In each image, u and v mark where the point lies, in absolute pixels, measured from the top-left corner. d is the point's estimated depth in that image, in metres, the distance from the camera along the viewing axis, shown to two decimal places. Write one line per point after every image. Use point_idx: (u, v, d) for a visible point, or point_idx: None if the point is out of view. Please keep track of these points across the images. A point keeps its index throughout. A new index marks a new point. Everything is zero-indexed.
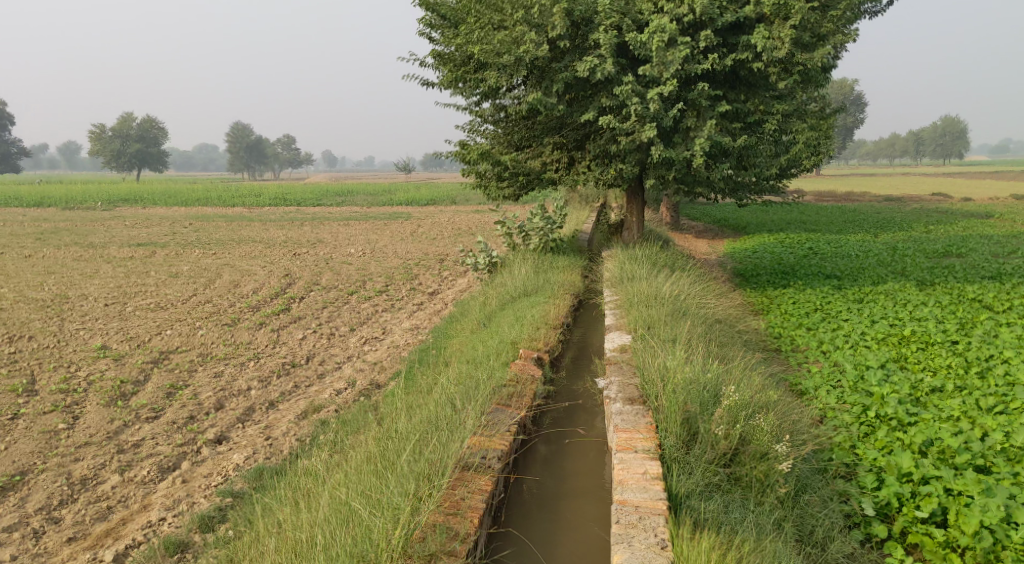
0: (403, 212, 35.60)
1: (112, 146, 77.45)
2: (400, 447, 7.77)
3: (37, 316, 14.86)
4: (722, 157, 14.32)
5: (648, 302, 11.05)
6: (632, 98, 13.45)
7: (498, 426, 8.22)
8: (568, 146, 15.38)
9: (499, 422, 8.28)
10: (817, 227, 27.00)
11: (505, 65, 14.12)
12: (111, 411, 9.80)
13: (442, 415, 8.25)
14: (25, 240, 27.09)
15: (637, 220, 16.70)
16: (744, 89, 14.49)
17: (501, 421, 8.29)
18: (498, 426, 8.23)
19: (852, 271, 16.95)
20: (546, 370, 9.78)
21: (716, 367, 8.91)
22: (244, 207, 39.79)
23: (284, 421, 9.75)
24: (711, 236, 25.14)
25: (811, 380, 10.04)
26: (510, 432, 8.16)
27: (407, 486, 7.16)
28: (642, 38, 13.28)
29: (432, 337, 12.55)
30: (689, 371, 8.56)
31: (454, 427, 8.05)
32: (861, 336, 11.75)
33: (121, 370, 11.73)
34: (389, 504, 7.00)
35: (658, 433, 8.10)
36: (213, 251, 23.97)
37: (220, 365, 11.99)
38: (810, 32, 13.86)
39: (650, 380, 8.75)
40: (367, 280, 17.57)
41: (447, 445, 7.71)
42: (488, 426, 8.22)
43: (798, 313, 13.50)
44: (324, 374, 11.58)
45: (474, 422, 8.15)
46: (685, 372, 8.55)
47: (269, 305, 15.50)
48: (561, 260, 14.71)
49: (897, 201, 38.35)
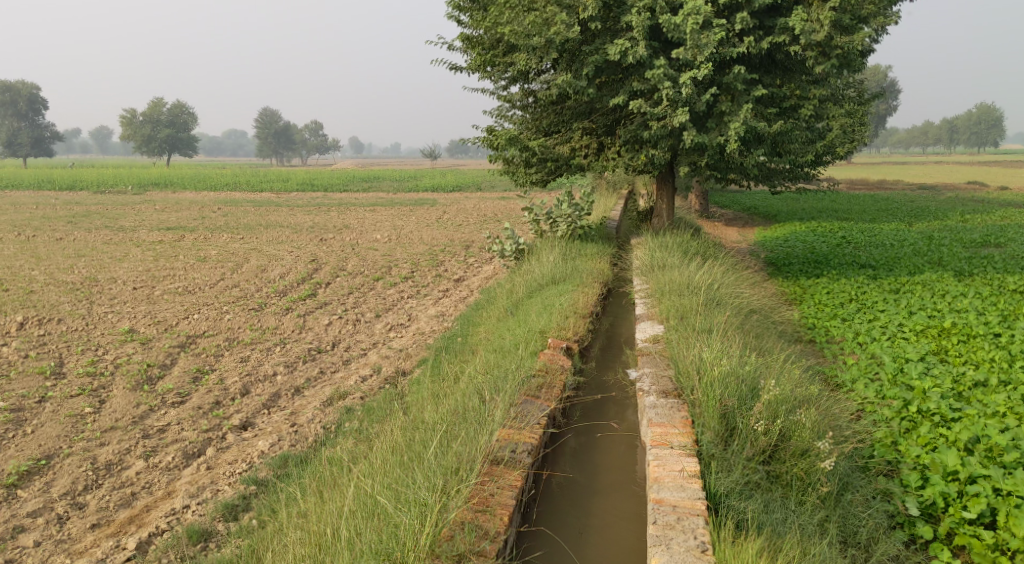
0: (430, 198, 35.49)
1: (143, 132, 78.09)
2: (428, 440, 7.61)
3: (66, 298, 14.90)
4: (756, 143, 14.00)
5: (681, 291, 10.81)
6: (664, 82, 13.16)
7: (528, 419, 8.03)
8: (597, 132, 15.04)
9: (529, 415, 8.10)
10: (850, 215, 26.49)
11: (535, 47, 13.85)
12: (137, 396, 9.76)
13: (470, 407, 8.10)
14: (57, 223, 27.30)
15: (667, 207, 16.42)
16: (780, 73, 14.20)
17: (530, 413, 8.10)
18: (528, 419, 8.04)
19: (887, 261, 16.56)
20: (575, 360, 9.57)
21: (753, 360, 8.67)
22: (273, 192, 39.91)
23: (310, 407, 9.66)
24: (742, 224, 24.76)
25: (847, 373, 9.77)
26: (540, 425, 7.98)
27: (434, 482, 6.98)
28: (676, 21, 12.95)
29: (459, 324, 12.39)
30: (725, 363, 8.33)
31: (483, 421, 7.89)
32: (899, 327, 11.44)
33: (149, 354, 11.71)
34: (416, 500, 6.82)
35: (694, 428, 7.92)
36: (241, 235, 24.00)
37: (246, 350, 11.92)
38: (850, 14, 13.40)
39: (685, 373, 8.55)
40: (394, 266, 17.46)
41: (476, 440, 7.55)
42: (518, 418, 8.03)
43: (832, 303, 13.20)
44: (350, 360, 11.47)
45: (503, 413, 7.97)
46: (721, 365, 8.32)
47: (295, 290, 15.43)
48: (590, 247, 14.47)
49: (932, 190, 37.62)
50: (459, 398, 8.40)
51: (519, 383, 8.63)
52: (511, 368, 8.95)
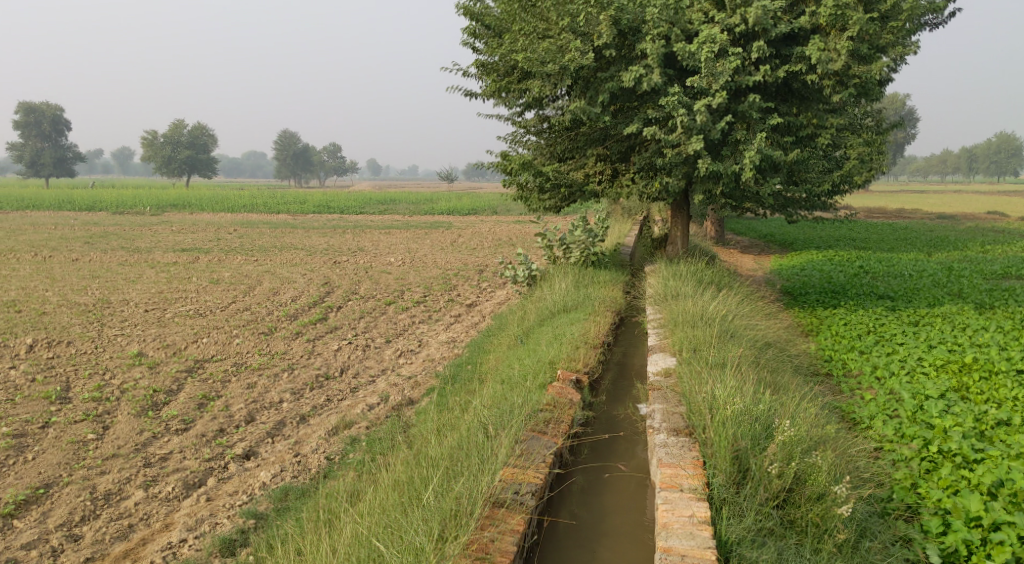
0: (445, 222, 35.47)
1: (163, 153, 78.80)
2: (429, 479, 7.49)
3: (77, 320, 14.86)
4: (772, 172, 13.84)
5: (694, 322, 10.62)
6: (679, 110, 13.04)
7: (533, 457, 7.86)
8: (612, 159, 14.96)
9: (535, 453, 7.92)
10: (868, 245, 26.21)
11: (550, 74, 13.74)
12: (141, 422, 9.65)
13: (474, 443, 7.94)
14: (73, 244, 27.41)
15: (682, 234, 16.24)
16: (797, 102, 14.04)
17: (536, 452, 7.94)
18: (533, 457, 7.87)
19: (906, 292, 16.30)
20: (585, 394, 9.38)
21: (767, 397, 8.46)
22: (289, 214, 40.05)
23: (315, 436, 9.51)
24: (758, 251, 24.54)
25: (865, 409, 9.53)
26: (546, 464, 7.80)
27: (430, 527, 6.87)
28: (691, 49, 12.86)
29: (469, 351, 12.23)
30: (739, 401, 8.13)
31: (486, 459, 7.73)
32: (918, 362, 11.18)
33: (155, 379, 11.60)
34: (411, 546, 6.71)
35: (705, 470, 7.71)
36: (255, 257, 24.00)
37: (253, 375, 11.80)
38: (868, 44, 13.26)
39: (697, 410, 8.35)
40: (406, 291, 17.33)
41: (478, 481, 7.39)
42: (523, 456, 7.86)
43: (850, 335, 12.95)
44: (357, 388, 11.32)
45: (508, 451, 7.81)
46: (735, 403, 8.12)
47: (306, 314, 15.33)
48: (603, 274, 14.30)
49: (950, 220, 37.30)
50: (464, 433, 8.22)
51: (526, 420, 8.45)
52: (518, 401, 8.78)
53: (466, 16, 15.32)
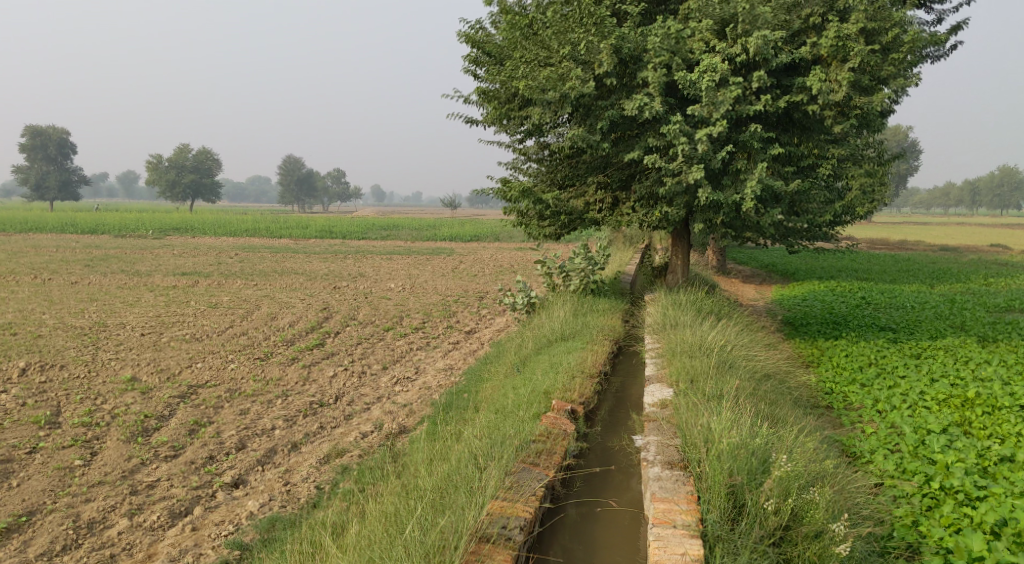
0: (447, 248, 35.42)
1: (167, 177, 79.06)
2: (414, 510, 7.49)
3: (72, 344, 14.75)
4: (773, 202, 13.77)
5: (692, 352, 10.48)
6: (679, 138, 12.98)
7: (523, 489, 7.76)
8: (613, 186, 14.85)
9: (525, 485, 7.82)
10: (871, 275, 26.08)
11: (550, 101, 13.78)
12: (130, 447, 9.54)
13: (464, 474, 7.85)
14: (73, 267, 27.39)
15: (682, 263, 16.13)
16: (798, 132, 13.99)
17: (526, 484, 7.83)
18: (523, 489, 7.76)
19: (908, 324, 16.16)
20: (579, 424, 9.23)
21: (765, 430, 8.33)
22: (292, 238, 40.07)
23: (306, 465, 9.39)
24: (759, 281, 24.42)
25: (866, 443, 9.38)
26: (537, 497, 7.69)
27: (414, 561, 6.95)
28: (692, 78, 12.85)
29: (465, 379, 12.08)
30: (736, 433, 8.00)
31: (474, 490, 7.67)
32: (920, 395, 11.01)
33: (148, 405, 11.48)
34: None
35: (700, 506, 7.60)
36: (255, 282, 23.92)
37: (247, 402, 11.66)
38: (869, 75, 13.28)
39: (694, 443, 8.21)
40: (405, 317, 17.22)
41: (464, 515, 7.36)
42: (512, 488, 7.76)
43: (851, 367, 12.80)
44: (352, 415, 11.17)
45: (498, 483, 7.71)
46: (731, 435, 7.99)
47: (303, 339, 15.21)
48: (602, 302, 14.20)
49: (953, 251, 37.23)
50: (455, 464, 8.10)
51: (519, 452, 8.31)
52: (511, 431, 8.65)
53: (468, 43, 15.35)
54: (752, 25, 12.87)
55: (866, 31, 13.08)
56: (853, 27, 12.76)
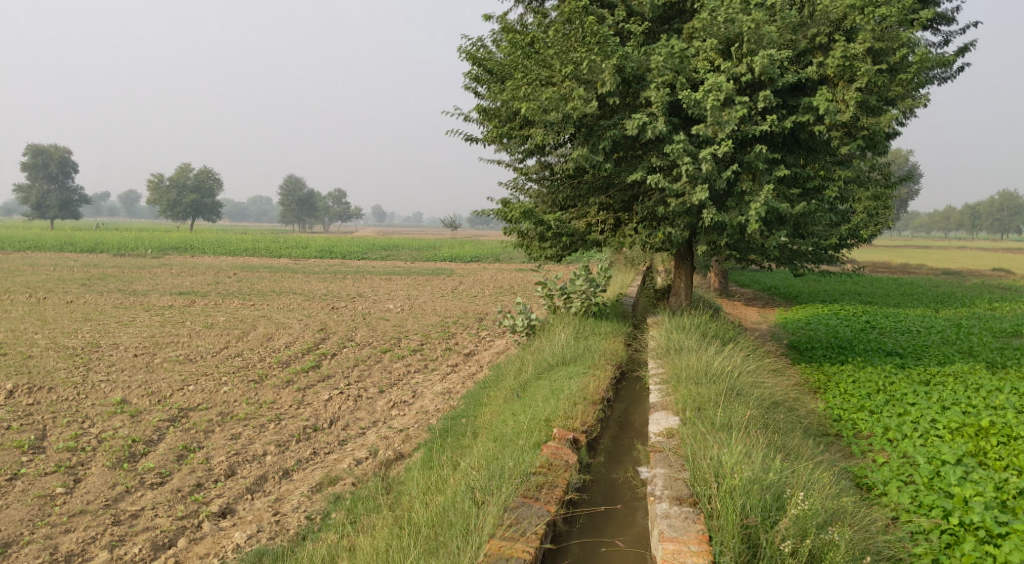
0: (447, 268, 35.15)
1: (167, 196, 78.92)
2: (409, 550, 7.22)
3: (63, 365, 14.43)
4: (778, 224, 13.51)
5: (697, 379, 10.18)
6: (683, 158, 12.75)
7: (523, 527, 7.48)
8: (614, 208, 14.63)
9: (525, 522, 7.53)
10: (875, 299, 25.79)
11: (552, 121, 13.55)
12: (114, 474, 9.24)
13: (461, 511, 7.57)
14: (69, 286, 27.11)
15: (686, 285, 15.82)
16: (804, 152, 13.76)
17: (526, 520, 7.54)
18: (523, 526, 7.49)
19: (915, 349, 15.87)
20: (582, 454, 8.91)
21: (778, 463, 8.05)
22: (291, 258, 39.84)
23: (296, 493, 9.07)
24: (762, 304, 24.12)
25: (878, 474, 9.07)
26: (537, 535, 7.41)
27: None
28: (697, 97, 12.63)
29: (464, 404, 11.74)
30: (747, 467, 7.73)
31: (471, 529, 7.38)
32: (931, 424, 10.68)
33: (136, 429, 11.16)
34: None
35: (712, 547, 7.33)
36: (252, 302, 23.63)
37: (238, 426, 11.33)
38: (877, 95, 13.07)
39: (703, 476, 7.90)
40: (403, 338, 16.90)
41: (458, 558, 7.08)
42: (512, 526, 7.48)
43: (859, 393, 12.48)
44: (346, 441, 10.84)
45: (495, 520, 7.43)
46: (743, 469, 7.71)
47: (299, 361, 14.88)
48: (604, 325, 13.91)
49: (955, 275, 36.94)
50: (452, 498, 7.81)
51: (516, 485, 7.98)
52: (510, 461, 8.32)
53: (469, 60, 15.15)
54: (758, 44, 12.63)
55: (873, 51, 12.89)
56: (860, 47, 12.56)
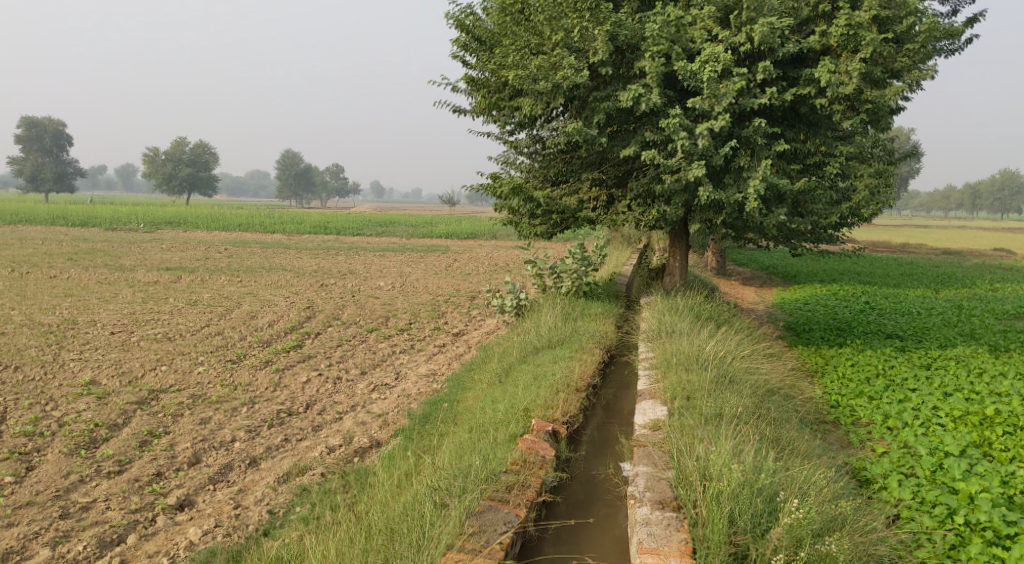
0: (441, 245, 34.55)
1: (163, 171, 77.98)
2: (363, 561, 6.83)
3: (34, 343, 13.90)
4: (777, 202, 12.91)
5: (688, 365, 9.67)
6: (679, 132, 12.16)
7: (488, 535, 7.08)
8: (607, 184, 14.05)
9: (489, 529, 7.13)
10: (874, 279, 25.23)
11: (542, 92, 12.92)
12: (70, 462, 8.82)
13: (423, 515, 7.18)
14: (55, 260, 26.51)
15: (681, 264, 15.23)
16: (804, 127, 13.16)
17: (491, 528, 7.14)
18: (488, 535, 7.07)
19: (915, 331, 15.33)
20: (561, 447, 8.47)
21: (772, 462, 7.62)
22: (286, 234, 39.16)
23: (261, 485, 8.68)
24: (759, 284, 23.57)
25: (878, 466, 8.61)
26: (502, 545, 6.98)
27: None
28: (693, 68, 12.04)
29: (447, 388, 11.21)
30: (737, 467, 7.30)
31: (432, 537, 6.95)
32: (933, 411, 10.20)
33: (102, 412, 10.67)
34: None
35: (695, 559, 6.86)
36: (240, 279, 23.03)
37: (209, 410, 10.82)
38: (882, 67, 12.44)
39: (688, 477, 7.49)
40: (391, 317, 16.35)
41: None
42: (476, 534, 7.08)
43: (858, 378, 11.99)
44: (321, 426, 10.34)
45: (455, 529, 7.03)
46: (733, 471, 7.27)
47: (281, 341, 14.34)
48: (595, 305, 13.36)
49: (956, 256, 36.40)
50: (415, 501, 7.40)
51: (483, 486, 7.56)
52: (480, 458, 7.89)
53: (457, 28, 14.50)
54: (757, 13, 12.06)
55: (879, 20, 12.24)
56: (865, 15, 11.95)
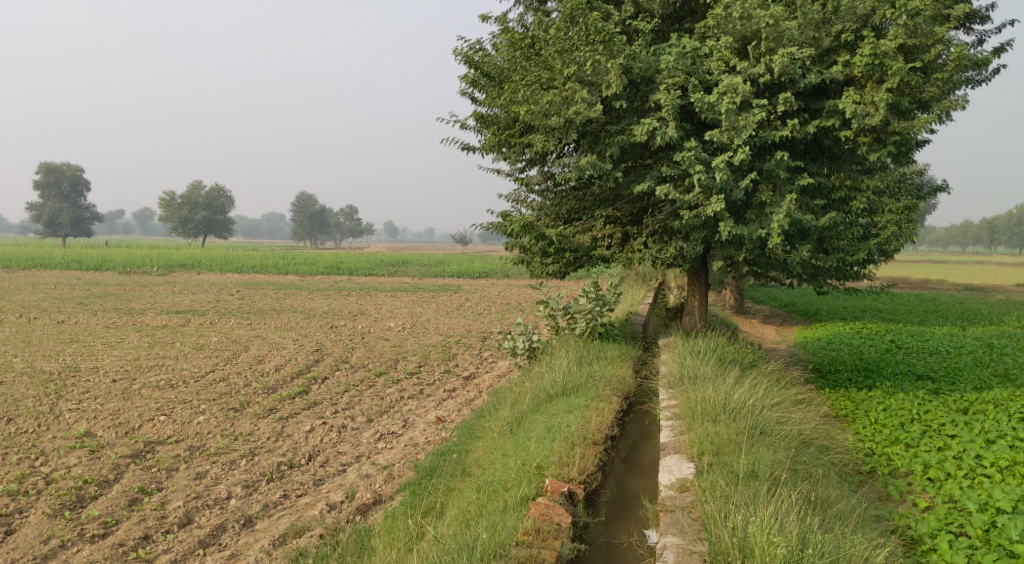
0: (454, 285, 34.00)
1: (179, 214, 78.22)
2: None
3: (32, 392, 13.43)
4: (801, 238, 12.38)
5: (715, 415, 9.06)
6: (696, 166, 11.69)
7: None
8: (622, 221, 13.51)
9: None
10: (898, 317, 24.46)
11: (553, 127, 12.52)
12: (52, 524, 8.52)
13: None
14: (65, 304, 26.15)
15: (701, 304, 14.60)
16: (827, 161, 12.68)
17: None
18: None
19: (948, 372, 14.58)
20: (578, 512, 7.91)
21: (819, 531, 7.22)
22: (298, 275, 38.80)
23: (254, 548, 8.35)
24: (780, 322, 22.87)
25: (924, 524, 8.23)
26: None
27: None
28: (710, 100, 11.57)
29: (456, 438, 10.58)
30: (781, 543, 6.90)
31: None
32: (977, 460, 9.51)
33: (93, 467, 10.14)
34: None
35: None
36: (249, 321, 22.56)
37: (206, 463, 10.26)
38: (910, 97, 11.91)
39: (725, 552, 7.07)
40: (401, 360, 15.77)
41: None
42: None
43: (892, 424, 11.27)
44: (324, 479, 9.78)
45: None
46: (777, 547, 6.89)
47: (287, 387, 13.76)
48: (611, 348, 12.73)
49: (980, 291, 35.54)
50: None
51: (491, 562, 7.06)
52: (486, 529, 7.41)
53: (465, 64, 14.12)
54: (777, 42, 11.63)
55: (905, 49, 11.75)
56: (892, 43, 11.44)
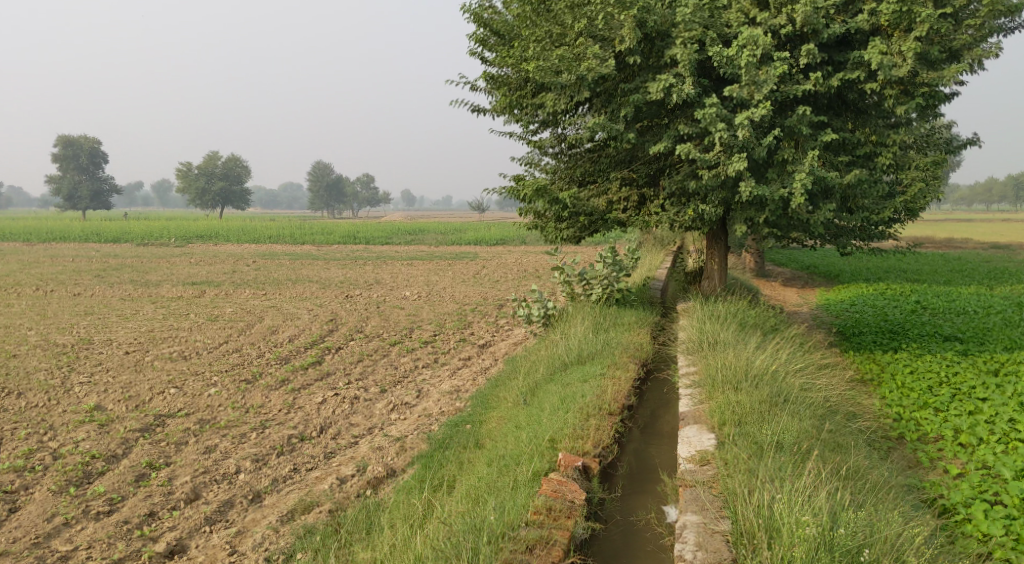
0: (471, 252, 33.68)
1: (196, 185, 78.18)
2: None
3: (44, 365, 13.29)
4: (824, 198, 11.93)
5: (737, 382, 8.73)
6: (716, 124, 11.20)
7: None
8: (638, 183, 13.11)
9: None
10: (923, 276, 23.92)
11: (565, 85, 12.03)
12: (56, 502, 8.37)
13: None
14: (82, 277, 26.07)
15: (720, 267, 14.21)
16: (852, 115, 12.16)
17: None
18: None
19: (976, 333, 14.14)
20: (593, 487, 7.65)
21: (850, 507, 6.89)
22: (314, 245, 38.61)
23: (262, 525, 8.16)
24: (802, 285, 22.41)
25: (957, 494, 7.92)
26: None
27: None
28: (729, 54, 11.11)
29: (471, 408, 10.33)
30: (810, 523, 6.56)
31: None
32: (1011, 425, 9.16)
33: (102, 441, 9.98)
34: None
35: None
36: (265, 292, 22.38)
37: (215, 436, 10.07)
38: (939, 47, 11.34)
39: (751, 532, 6.74)
40: (415, 329, 15.50)
41: None
42: None
43: (920, 387, 10.89)
44: (336, 451, 9.56)
45: None
46: (806, 526, 6.55)
47: (300, 357, 13.55)
48: (628, 314, 12.40)
49: (1006, 249, 34.85)
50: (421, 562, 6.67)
51: (500, 545, 6.78)
52: (495, 508, 7.13)
53: (473, 22, 13.65)
54: None
55: None
56: None
